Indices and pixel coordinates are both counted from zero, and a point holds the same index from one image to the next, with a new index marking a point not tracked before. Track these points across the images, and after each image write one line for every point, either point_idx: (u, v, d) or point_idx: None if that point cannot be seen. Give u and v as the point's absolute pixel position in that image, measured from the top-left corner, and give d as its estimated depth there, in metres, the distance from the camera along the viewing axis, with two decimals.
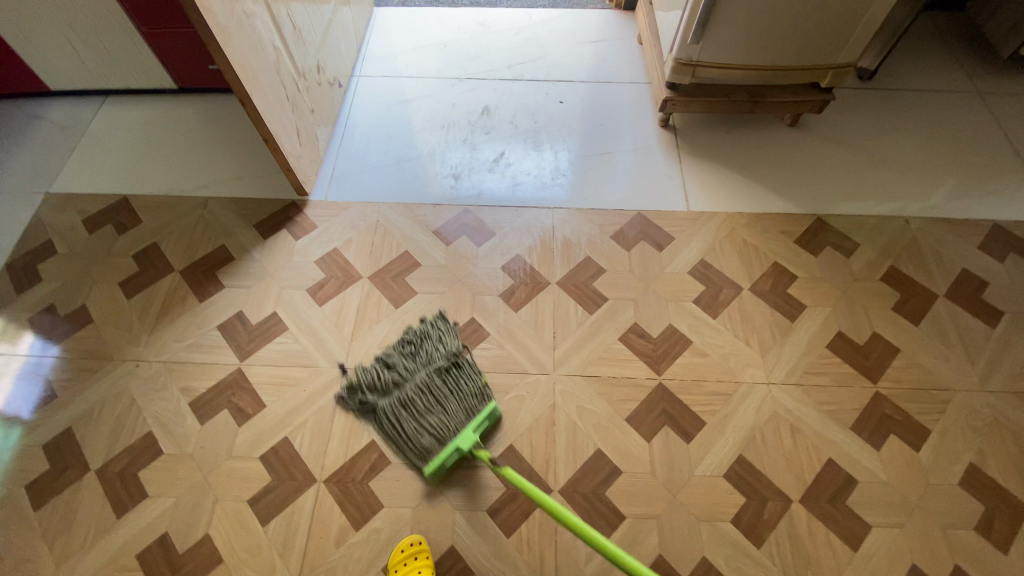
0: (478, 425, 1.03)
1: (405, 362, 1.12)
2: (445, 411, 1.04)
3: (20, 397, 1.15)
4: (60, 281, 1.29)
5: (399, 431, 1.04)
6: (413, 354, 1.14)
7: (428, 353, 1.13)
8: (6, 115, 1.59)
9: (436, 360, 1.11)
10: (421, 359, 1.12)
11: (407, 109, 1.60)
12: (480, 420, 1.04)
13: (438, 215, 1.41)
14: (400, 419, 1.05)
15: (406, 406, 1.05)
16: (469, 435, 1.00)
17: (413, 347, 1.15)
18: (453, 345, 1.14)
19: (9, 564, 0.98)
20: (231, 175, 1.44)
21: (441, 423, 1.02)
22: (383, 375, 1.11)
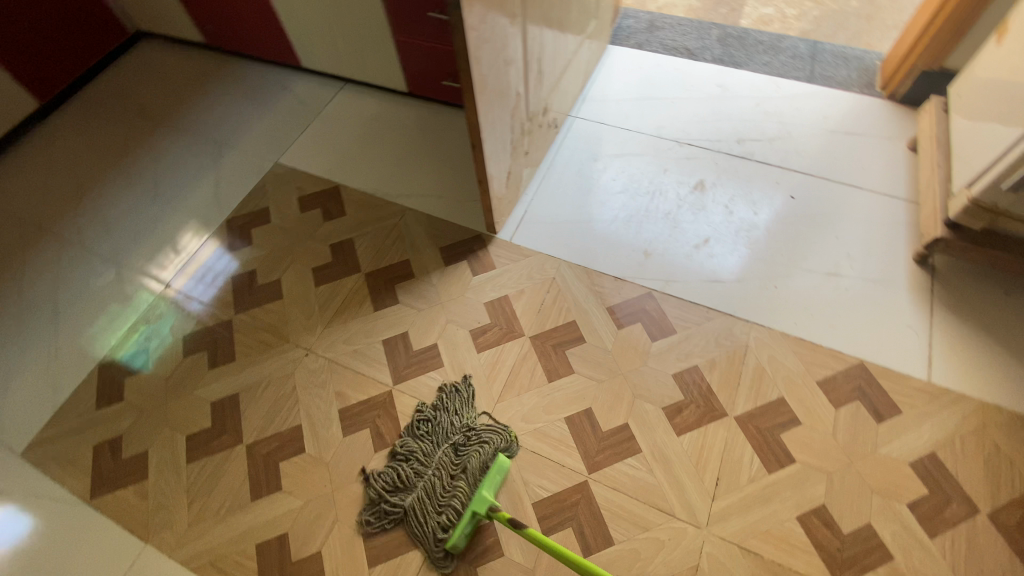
0: (490, 486, 1.01)
1: (421, 446, 1.08)
2: (466, 481, 1.02)
3: (198, 294, 1.36)
4: (266, 250, 1.41)
5: (423, 515, 1.01)
6: (431, 435, 1.10)
7: (442, 429, 1.10)
8: (263, 79, 1.78)
9: (451, 435, 1.09)
10: (438, 436, 1.09)
11: (614, 163, 1.48)
12: (491, 477, 1.02)
13: (618, 290, 1.26)
14: (433, 510, 1.01)
15: (429, 494, 1.02)
16: (484, 496, 0.98)
17: (427, 425, 1.11)
18: (468, 418, 1.11)
19: (159, 507, 1.09)
20: (433, 192, 1.48)
21: (464, 496, 1.01)
22: (402, 467, 1.06)
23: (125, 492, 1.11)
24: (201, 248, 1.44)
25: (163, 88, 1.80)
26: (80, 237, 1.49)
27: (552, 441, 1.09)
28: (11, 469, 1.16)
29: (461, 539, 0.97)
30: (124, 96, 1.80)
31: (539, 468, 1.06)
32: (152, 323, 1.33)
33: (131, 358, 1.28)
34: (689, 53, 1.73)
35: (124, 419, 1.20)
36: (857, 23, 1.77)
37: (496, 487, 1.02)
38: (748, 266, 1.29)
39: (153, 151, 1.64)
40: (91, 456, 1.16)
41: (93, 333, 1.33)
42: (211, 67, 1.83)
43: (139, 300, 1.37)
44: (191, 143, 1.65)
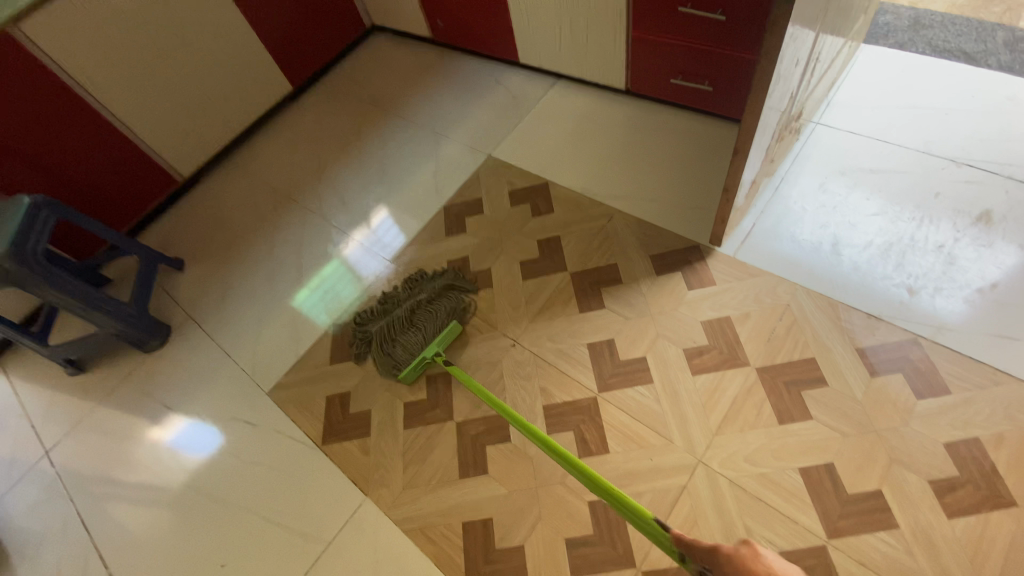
0: (440, 342, 1.27)
1: (404, 305, 1.33)
2: (420, 335, 1.28)
3: (380, 268, 1.50)
4: (478, 239, 1.47)
5: (389, 355, 1.26)
6: (407, 292, 1.37)
7: (420, 293, 1.35)
8: (480, 73, 1.86)
9: (422, 295, 1.34)
10: (410, 291, 1.36)
11: (869, 180, 1.29)
12: (444, 337, 1.28)
13: (871, 331, 1.09)
14: (391, 348, 1.27)
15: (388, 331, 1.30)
16: (432, 346, 1.26)
17: (413, 286, 1.38)
18: (437, 286, 1.36)
19: (376, 465, 1.19)
20: (645, 195, 1.41)
21: (417, 342, 1.27)
22: (387, 317, 1.32)
23: (350, 444, 1.23)
24: (383, 223, 1.59)
25: (391, 78, 1.97)
26: (319, 207, 1.69)
27: (782, 491, 0.97)
28: (260, 404, 1.35)
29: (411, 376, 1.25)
30: (358, 84, 2.00)
31: (765, 517, 0.96)
32: (351, 292, 1.48)
33: (336, 321, 1.43)
34: (967, 57, 1.45)
35: (350, 378, 1.33)
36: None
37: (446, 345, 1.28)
38: None
39: (381, 136, 1.80)
40: (323, 406, 1.30)
41: (305, 296, 1.51)
42: (433, 60, 1.96)
43: (332, 267, 1.54)
44: (413, 131, 1.78)
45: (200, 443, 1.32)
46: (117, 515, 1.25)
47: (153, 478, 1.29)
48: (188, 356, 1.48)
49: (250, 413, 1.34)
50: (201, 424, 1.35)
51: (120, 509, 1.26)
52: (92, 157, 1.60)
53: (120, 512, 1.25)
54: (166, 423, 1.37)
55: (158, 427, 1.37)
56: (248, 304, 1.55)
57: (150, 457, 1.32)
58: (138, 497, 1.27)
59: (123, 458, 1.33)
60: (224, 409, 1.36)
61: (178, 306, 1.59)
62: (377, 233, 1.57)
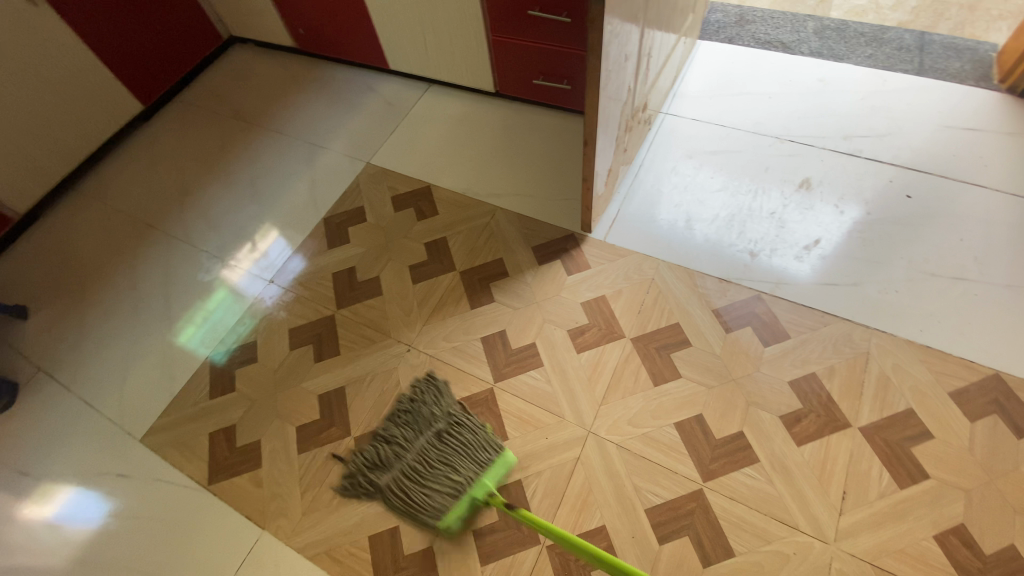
0: (491, 475, 1.02)
1: (405, 431, 1.06)
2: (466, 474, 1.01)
3: (267, 289, 1.42)
4: (362, 249, 1.45)
5: (408, 498, 1.01)
6: (410, 422, 1.07)
7: (425, 413, 1.08)
8: (350, 82, 1.82)
9: (435, 422, 1.06)
10: (417, 424, 1.06)
11: (712, 161, 1.44)
12: (495, 470, 1.03)
13: (723, 293, 1.23)
14: (407, 487, 1.01)
15: (410, 474, 1.02)
16: (484, 484, 1.00)
17: (411, 408, 1.09)
18: (451, 405, 1.09)
19: (272, 494, 1.12)
20: (522, 190, 1.47)
21: (463, 483, 1.00)
22: (382, 450, 1.05)
23: (241, 479, 1.15)
24: (274, 247, 1.49)
25: (256, 91, 1.87)
26: (186, 233, 1.56)
27: (662, 447, 1.06)
28: (134, 453, 1.22)
29: (456, 522, 1.01)
30: (220, 99, 1.88)
31: (649, 473, 1.04)
32: (236, 317, 1.39)
33: (219, 354, 1.34)
34: (783, 47, 1.67)
35: (236, 409, 1.25)
36: (955, 15, 1.64)
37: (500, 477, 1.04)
38: (863, 270, 1.23)
39: (250, 151, 1.71)
40: (208, 443, 1.21)
41: (182, 332, 1.39)
42: (300, 71, 1.89)
43: (219, 299, 1.43)
44: (285, 144, 1.70)
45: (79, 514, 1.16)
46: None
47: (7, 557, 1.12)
48: (41, 413, 1.31)
49: (122, 465, 1.21)
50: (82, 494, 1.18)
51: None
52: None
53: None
54: (17, 495, 1.20)
55: (11, 499, 1.19)
56: (111, 346, 1.39)
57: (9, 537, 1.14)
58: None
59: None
60: (90, 466, 1.22)
61: (24, 358, 1.40)
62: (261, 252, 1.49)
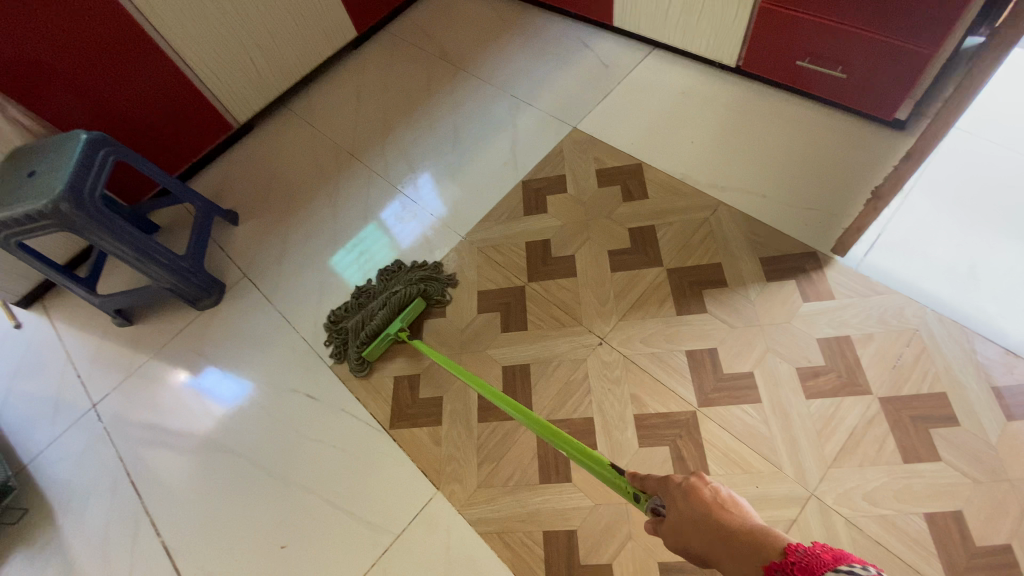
0: (405, 316, 1.25)
1: (376, 287, 1.33)
2: (387, 312, 1.24)
3: (409, 232, 1.44)
4: (560, 220, 1.35)
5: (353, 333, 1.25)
6: (382, 279, 1.34)
7: (398, 279, 1.32)
8: (564, 34, 1.68)
9: (398, 284, 1.30)
10: (387, 281, 1.33)
11: (1015, 198, 1.15)
12: (408, 311, 1.25)
13: (1013, 370, 0.98)
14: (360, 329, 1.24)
15: (363, 320, 1.25)
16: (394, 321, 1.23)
17: (390, 273, 1.34)
18: (415, 274, 1.31)
19: (446, 457, 1.12)
20: (754, 190, 1.27)
21: (380, 321, 1.23)
22: (358, 301, 1.32)
23: (418, 432, 1.15)
24: (423, 183, 1.51)
25: (465, 31, 1.80)
26: (383, 169, 1.57)
27: (906, 538, 0.89)
28: (320, 377, 1.28)
29: (374, 352, 1.22)
30: (427, 35, 1.84)
31: (885, 564, 0.88)
32: (382, 253, 1.42)
33: None
34: None
35: (419, 359, 1.24)
36: None
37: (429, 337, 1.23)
38: None
39: (452, 94, 1.66)
40: (390, 387, 1.22)
41: (337, 254, 1.45)
42: (511, 15, 1.78)
43: (368, 230, 1.47)
44: (488, 92, 1.63)
45: (224, 394, 1.30)
46: (152, 464, 1.23)
47: (194, 432, 1.26)
48: (244, 317, 1.41)
49: (310, 385, 1.27)
50: (228, 376, 1.32)
51: (152, 458, 1.24)
52: (135, 94, 1.45)
53: (156, 462, 1.24)
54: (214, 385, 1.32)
55: (209, 385, 1.32)
56: (308, 268, 1.45)
57: (172, 402, 1.31)
58: (178, 450, 1.24)
59: (158, 406, 1.31)
60: (284, 378, 1.29)
61: (232, 262, 1.51)
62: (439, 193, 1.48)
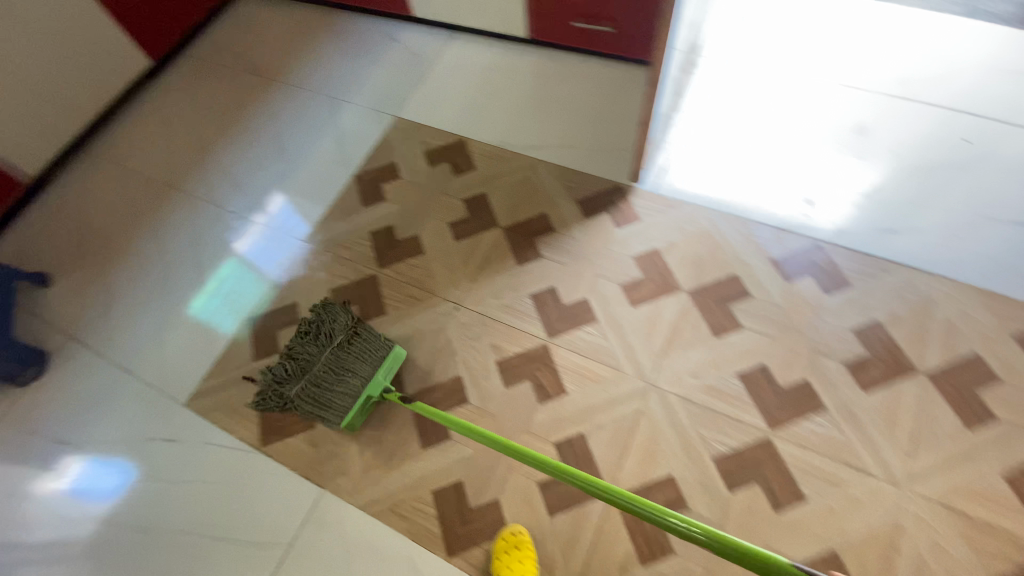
0: (385, 370, 1.09)
1: (303, 346, 1.05)
2: (360, 373, 1.05)
3: (274, 262, 1.37)
4: (398, 205, 1.39)
5: (303, 401, 1.03)
6: (313, 337, 1.06)
7: (325, 328, 1.06)
8: (370, 31, 1.72)
9: (334, 334, 1.05)
10: (319, 339, 1.05)
11: (761, 107, 1.38)
12: (387, 364, 1.10)
13: (780, 243, 1.19)
14: (319, 395, 1.03)
15: (315, 385, 1.03)
16: (379, 381, 1.07)
17: (314, 325, 1.06)
18: (347, 314, 1.07)
19: (326, 454, 1.11)
20: (563, 142, 1.41)
21: (358, 381, 1.05)
22: (286, 364, 1.04)
23: (294, 439, 1.13)
24: (277, 207, 1.45)
25: (271, 42, 1.77)
26: (210, 193, 1.50)
27: (726, 397, 1.05)
28: (180, 417, 1.20)
29: (358, 421, 1.08)
30: (232, 52, 1.78)
31: (715, 423, 1.03)
32: (250, 289, 1.34)
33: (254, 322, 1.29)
34: None
35: None
36: None
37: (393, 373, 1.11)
38: (923, 216, 1.19)
39: (269, 106, 1.63)
40: None
41: (196, 301, 1.35)
42: (316, 21, 1.78)
43: (229, 267, 1.38)
44: (306, 98, 1.62)
45: (105, 487, 1.13)
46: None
47: (76, 536, 1.10)
48: (78, 381, 1.28)
49: (169, 429, 1.19)
50: (108, 463, 1.16)
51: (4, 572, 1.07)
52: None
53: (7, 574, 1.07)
54: (59, 469, 1.17)
55: (53, 470, 1.17)
56: (145, 311, 1.35)
57: (40, 512, 1.13)
58: (33, 552, 1.09)
59: None
60: (137, 430, 1.19)
61: (54, 327, 1.36)
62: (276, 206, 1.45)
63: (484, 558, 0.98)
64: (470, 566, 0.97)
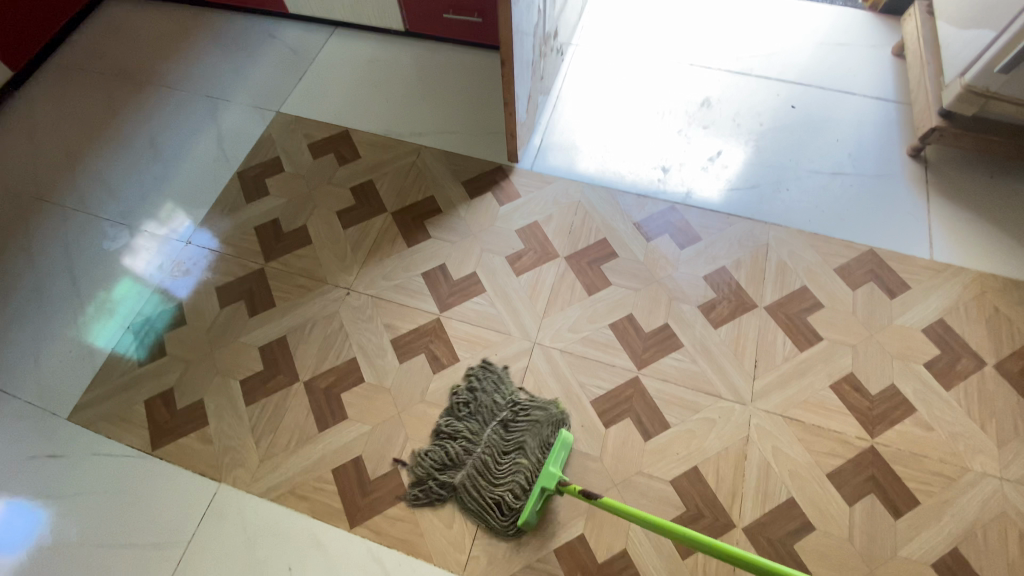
0: (557, 461, 1.00)
1: (469, 426, 1.08)
2: (528, 457, 1.03)
3: (178, 278, 1.31)
4: (285, 200, 1.40)
5: (474, 490, 1.02)
6: (475, 415, 1.09)
7: (484, 406, 1.09)
8: (247, 29, 1.70)
9: (499, 412, 1.08)
10: (480, 415, 1.08)
11: (623, 87, 1.51)
12: (558, 454, 1.01)
13: (642, 207, 1.32)
14: (488, 482, 1.02)
15: (480, 470, 1.03)
16: (551, 472, 0.96)
17: (468, 406, 1.10)
18: (510, 393, 1.11)
19: (221, 449, 1.10)
20: (445, 128, 1.47)
21: (529, 470, 1.01)
22: (449, 447, 1.06)
23: (188, 439, 1.12)
24: (179, 222, 1.39)
25: (141, 44, 1.70)
26: (82, 202, 1.43)
27: (601, 346, 1.15)
28: (61, 434, 1.14)
29: (533, 518, 0.95)
30: (97, 56, 1.69)
31: (592, 371, 1.13)
32: (153, 309, 1.27)
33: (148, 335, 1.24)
34: None
35: (171, 372, 1.19)
36: None
37: (562, 462, 1.02)
38: (760, 174, 1.36)
39: (142, 110, 1.57)
40: (145, 410, 1.15)
41: (89, 327, 1.26)
42: (188, 21, 1.74)
43: (125, 287, 1.31)
44: (183, 99, 1.58)
45: (17, 535, 1.04)
46: None
47: None
48: None
49: (48, 446, 1.13)
50: (21, 509, 1.07)
51: None
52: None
53: None
54: None
55: None
56: (13, 329, 1.27)
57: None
58: None
59: None
60: (12, 451, 1.13)
61: None
62: (162, 212, 1.40)
63: (386, 523, 1.02)
64: (373, 532, 1.01)
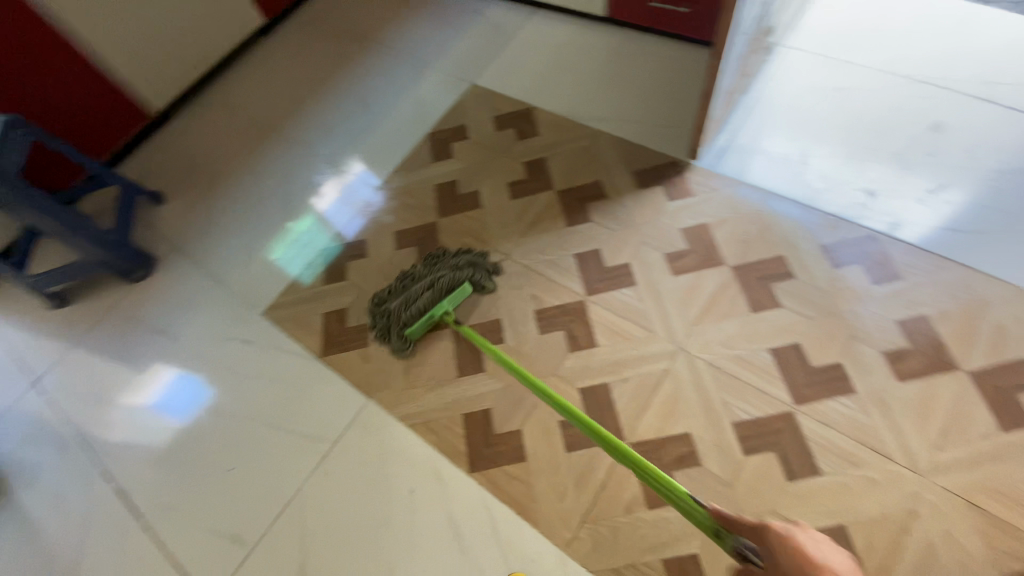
0: (452, 300, 1.22)
1: (423, 269, 1.29)
2: (434, 293, 1.22)
3: (348, 221, 1.49)
4: (463, 163, 1.50)
5: (395, 312, 1.22)
6: (432, 264, 1.30)
7: (444, 263, 1.28)
8: (458, 4, 1.84)
9: (449, 269, 1.27)
10: (435, 266, 1.28)
11: (832, 98, 1.37)
12: (455, 296, 1.23)
13: (833, 230, 1.19)
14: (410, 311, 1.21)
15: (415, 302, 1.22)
16: (443, 305, 1.21)
17: (435, 258, 1.31)
18: (462, 259, 1.29)
19: (373, 371, 1.24)
20: (627, 117, 1.46)
21: (427, 301, 1.22)
22: (403, 280, 1.27)
23: (349, 354, 1.27)
24: (358, 173, 1.57)
25: (368, 9, 1.93)
26: (302, 138, 1.68)
27: (754, 368, 1.07)
28: (256, 324, 1.37)
29: (417, 332, 1.20)
30: (333, 17, 1.96)
31: (739, 391, 1.06)
32: (324, 243, 1.46)
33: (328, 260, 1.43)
34: None
35: (345, 295, 1.36)
36: None
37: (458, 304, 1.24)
38: (993, 219, 1.15)
39: (360, 66, 1.79)
40: (321, 321, 1.34)
41: (274, 250, 1.48)
42: None
43: (307, 222, 1.51)
44: (394, 62, 1.76)
45: (190, 401, 1.29)
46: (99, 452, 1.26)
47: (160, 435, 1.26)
48: (176, 285, 1.48)
49: (246, 332, 1.37)
50: (194, 382, 1.31)
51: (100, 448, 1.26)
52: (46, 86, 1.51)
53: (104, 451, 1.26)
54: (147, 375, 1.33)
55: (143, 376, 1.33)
56: (237, 232, 1.54)
57: (125, 419, 1.29)
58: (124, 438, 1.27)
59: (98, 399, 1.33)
60: (222, 329, 1.38)
61: (163, 239, 1.58)
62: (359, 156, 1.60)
63: (502, 478, 1.06)
64: (489, 484, 1.06)
